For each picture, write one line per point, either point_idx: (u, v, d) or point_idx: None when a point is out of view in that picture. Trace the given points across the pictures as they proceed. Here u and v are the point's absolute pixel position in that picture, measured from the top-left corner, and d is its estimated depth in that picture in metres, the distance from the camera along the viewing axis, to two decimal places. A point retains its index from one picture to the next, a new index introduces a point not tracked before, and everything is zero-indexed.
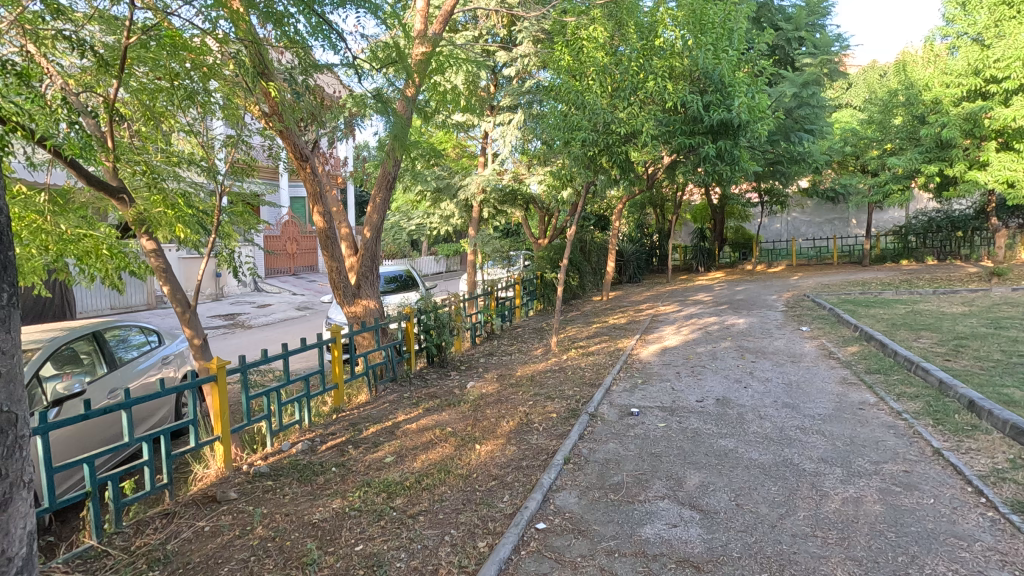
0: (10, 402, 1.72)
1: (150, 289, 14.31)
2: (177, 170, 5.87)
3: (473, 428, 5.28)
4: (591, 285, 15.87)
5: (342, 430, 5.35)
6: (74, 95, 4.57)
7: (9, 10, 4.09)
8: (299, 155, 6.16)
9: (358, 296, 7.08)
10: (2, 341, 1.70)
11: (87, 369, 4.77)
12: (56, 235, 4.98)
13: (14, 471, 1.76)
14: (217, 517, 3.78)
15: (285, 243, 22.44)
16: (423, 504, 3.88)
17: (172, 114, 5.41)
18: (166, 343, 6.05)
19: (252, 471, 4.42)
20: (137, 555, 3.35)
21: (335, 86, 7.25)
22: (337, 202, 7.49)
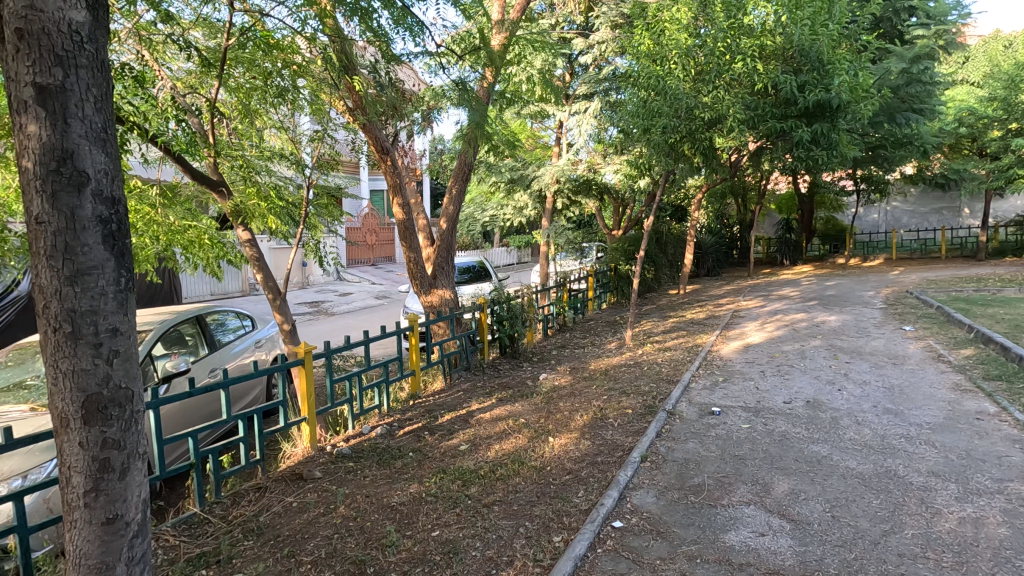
0: (127, 379, 1.85)
1: (245, 277, 15.41)
2: (269, 165, 6.21)
3: (546, 421, 5.25)
4: (667, 278, 15.37)
5: (418, 417, 5.49)
6: (180, 96, 4.91)
7: (126, 20, 4.48)
8: (380, 148, 6.31)
9: (434, 286, 7.22)
10: (120, 322, 1.81)
11: (192, 349, 5.18)
12: (166, 226, 5.44)
13: (131, 443, 1.89)
14: (304, 494, 3.98)
15: (365, 234, 23.42)
16: (497, 495, 3.89)
17: (265, 112, 5.73)
18: (259, 328, 6.46)
19: (335, 452, 4.62)
20: (234, 524, 3.60)
21: (413, 80, 7.57)
22: (415, 195, 7.67)
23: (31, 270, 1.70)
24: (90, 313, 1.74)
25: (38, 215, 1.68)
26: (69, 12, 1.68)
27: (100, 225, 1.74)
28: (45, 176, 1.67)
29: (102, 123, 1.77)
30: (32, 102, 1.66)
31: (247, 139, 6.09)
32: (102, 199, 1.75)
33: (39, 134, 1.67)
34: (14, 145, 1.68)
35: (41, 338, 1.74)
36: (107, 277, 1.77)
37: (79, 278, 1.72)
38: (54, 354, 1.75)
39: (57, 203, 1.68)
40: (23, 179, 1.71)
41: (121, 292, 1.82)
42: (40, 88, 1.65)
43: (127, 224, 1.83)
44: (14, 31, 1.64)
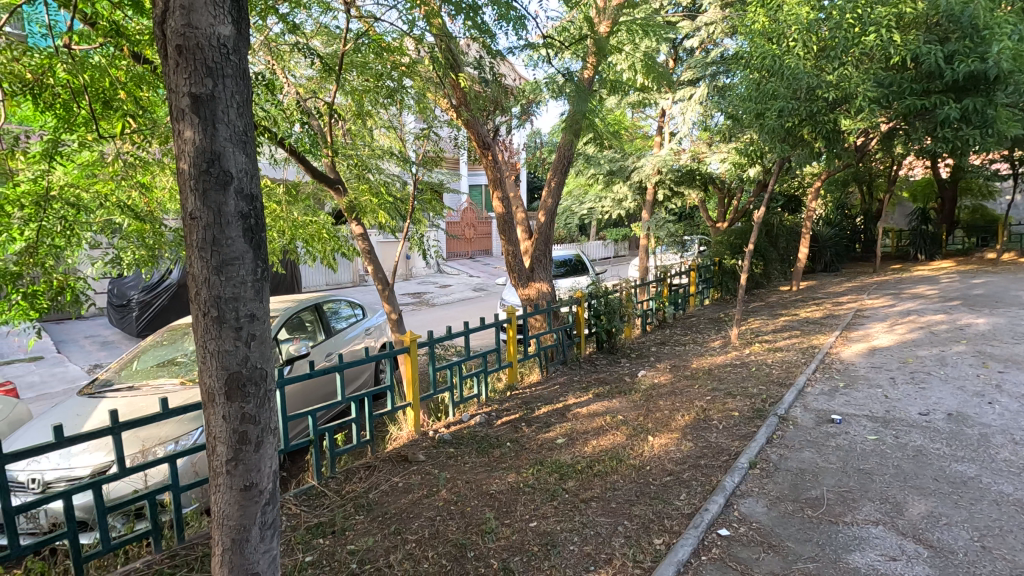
0: (263, 360, 2.03)
1: (355, 269, 16.50)
2: (379, 163, 6.56)
3: (646, 419, 5.10)
4: (778, 274, 14.31)
5: (515, 408, 5.57)
6: (304, 101, 5.29)
7: (258, 34, 4.93)
8: (482, 143, 6.43)
9: (532, 279, 7.26)
10: (256, 307, 1.99)
11: (310, 334, 5.62)
12: (290, 221, 5.95)
13: (264, 418, 2.07)
14: (409, 475, 4.18)
15: (464, 228, 24.13)
16: (595, 491, 3.84)
17: (376, 113, 6.06)
18: (368, 316, 6.88)
19: (437, 438, 4.81)
20: (347, 499, 3.86)
21: (514, 75, 7.73)
22: (514, 189, 7.75)
23: (186, 261, 1.91)
24: (233, 299, 1.93)
25: (192, 212, 1.89)
26: (217, 27, 1.87)
27: (240, 220, 1.92)
28: (197, 176, 1.87)
29: (244, 126, 1.94)
30: (188, 111, 1.86)
31: (359, 139, 6.46)
32: (243, 196, 1.93)
33: (193, 138, 1.86)
34: (174, 149, 1.90)
35: (193, 321, 1.95)
36: (246, 267, 1.94)
37: (224, 268, 1.91)
38: (204, 336, 1.95)
39: (207, 200, 1.87)
40: (180, 179, 1.92)
41: (258, 281, 1.99)
42: (195, 97, 1.85)
43: (264, 218, 2.01)
44: (175, 47, 1.84)
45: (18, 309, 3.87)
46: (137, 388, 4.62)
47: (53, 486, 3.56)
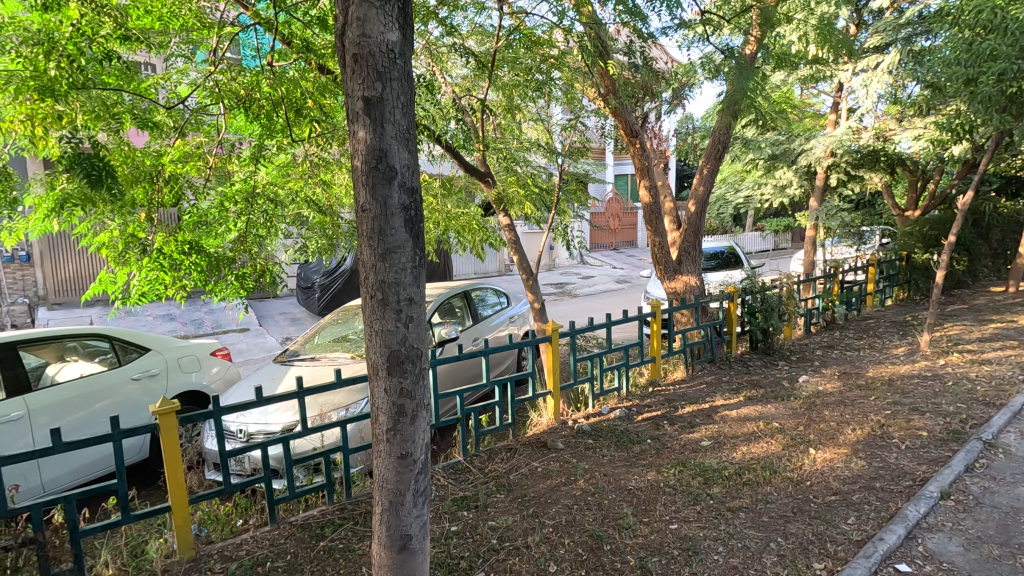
0: (419, 341, 2.19)
1: (502, 259, 17.18)
2: (527, 155, 6.72)
3: (807, 429, 4.61)
4: (988, 272, 11.93)
5: (658, 405, 5.38)
6: (459, 100, 5.58)
7: (420, 40, 5.34)
8: (629, 131, 6.27)
9: (679, 272, 6.92)
10: (413, 291, 2.15)
11: (460, 319, 5.99)
12: (445, 213, 6.39)
13: (419, 394, 2.25)
14: (548, 461, 4.27)
15: (609, 219, 23.80)
16: (744, 500, 3.58)
17: (525, 107, 6.20)
18: (513, 304, 7.12)
19: (576, 427, 4.83)
20: (489, 477, 4.06)
21: (666, 59, 7.41)
22: (663, 178, 7.43)
23: (357, 249, 2.13)
24: (395, 284, 2.11)
25: (363, 205, 2.09)
26: (386, 35, 2.04)
27: (403, 212, 2.10)
28: (367, 172, 2.06)
29: (406, 125, 2.11)
30: (362, 113, 2.06)
31: (509, 133, 6.67)
32: (405, 189, 2.10)
33: (365, 138, 2.06)
34: (350, 148, 2.11)
35: (362, 303, 2.16)
36: (407, 255, 2.12)
37: (389, 255, 2.09)
38: (370, 316, 2.16)
39: (375, 193, 2.06)
40: (354, 176, 2.14)
41: (416, 268, 2.16)
42: (368, 100, 2.04)
43: (422, 210, 2.16)
44: (351, 56, 2.05)
45: (232, 287, 4.68)
46: (317, 359, 5.32)
47: (254, 437, 4.25)
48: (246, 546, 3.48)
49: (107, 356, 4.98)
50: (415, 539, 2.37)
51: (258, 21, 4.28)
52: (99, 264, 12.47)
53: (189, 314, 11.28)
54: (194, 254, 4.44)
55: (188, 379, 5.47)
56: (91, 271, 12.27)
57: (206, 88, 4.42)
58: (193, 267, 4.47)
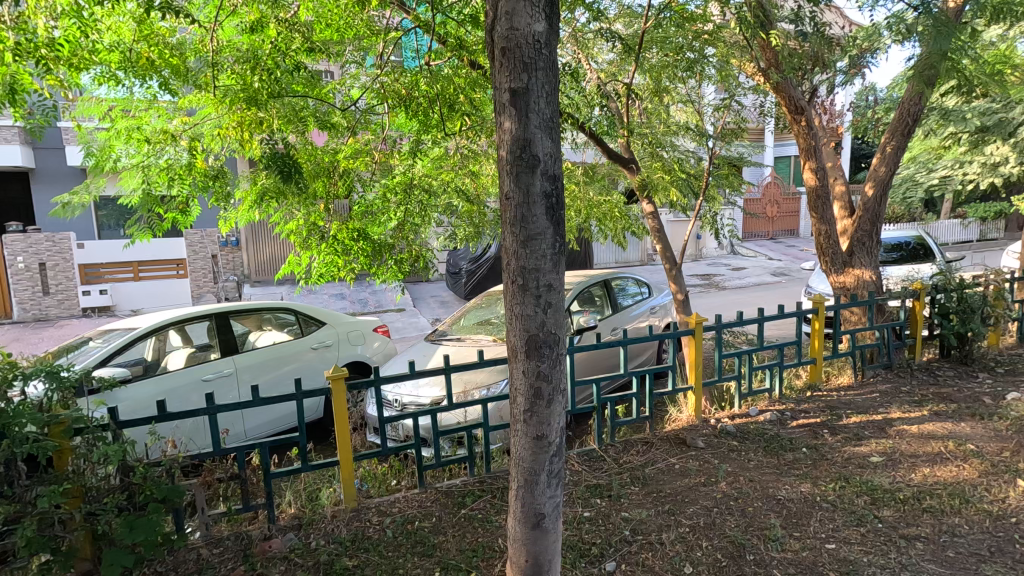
0: (556, 327, 2.23)
1: (644, 248, 16.70)
2: (674, 139, 6.41)
3: (1015, 456, 3.86)
4: None
5: (817, 411, 4.86)
6: (605, 85, 5.50)
7: (567, 28, 5.37)
8: (794, 108, 5.67)
9: (849, 264, 6.13)
10: (552, 278, 2.19)
11: (598, 308, 5.96)
12: (586, 201, 6.37)
13: (556, 378, 2.29)
14: (687, 459, 4.09)
15: (766, 205, 21.78)
16: (922, 529, 3.12)
17: (673, 88, 5.92)
18: (654, 295, 6.90)
19: (719, 428, 4.55)
20: (624, 469, 4.00)
21: (842, 22, 6.54)
22: (833, 158, 6.63)
23: (501, 236, 2.20)
24: (535, 271, 2.16)
25: (507, 193, 2.16)
26: (533, 25, 2.08)
27: (545, 199, 2.14)
28: (512, 161, 2.13)
29: (550, 113, 2.14)
30: (508, 104, 2.12)
31: (655, 117, 6.42)
32: (548, 176, 2.13)
33: (511, 128, 2.12)
34: (495, 139, 2.19)
35: (504, 288, 2.24)
36: (548, 242, 2.16)
37: (530, 242, 2.14)
38: (511, 301, 2.23)
39: (519, 181, 2.12)
40: (499, 165, 2.21)
41: (556, 255, 2.19)
42: (514, 92, 2.10)
43: (564, 198, 2.19)
44: (500, 50, 2.11)
45: (392, 271, 5.17)
46: (463, 340, 5.66)
47: (407, 407, 4.67)
48: (399, 504, 3.86)
49: (293, 327, 5.82)
50: (548, 518, 2.44)
51: (418, 25, 4.62)
52: (289, 248, 14.52)
53: (356, 294, 12.68)
54: (361, 240, 4.99)
55: (355, 351, 6.17)
56: (282, 254, 14.35)
57: (374, 90, 4.90)
58: (360, 252, 5.01)
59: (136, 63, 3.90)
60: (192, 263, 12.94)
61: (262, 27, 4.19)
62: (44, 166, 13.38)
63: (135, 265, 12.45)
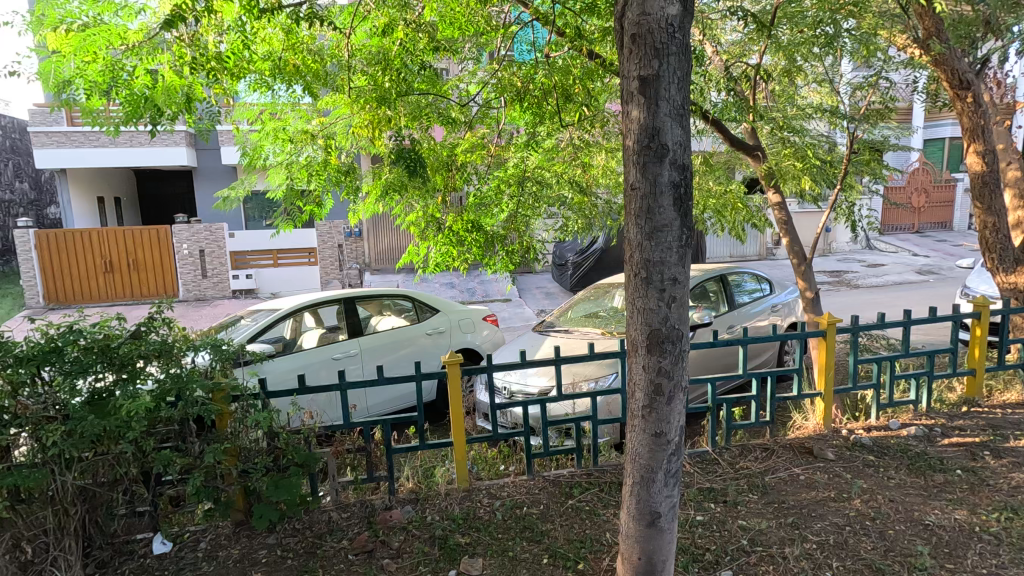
0: (680, 322, 2.15)
1: (763, 241, 15.58)
2: (806, 123, 5.89)
3: None
4: None
5: (975, 429, 4.26)
6: (729, 66, 5.19)
7: None
8: (958, 82, 4.96)
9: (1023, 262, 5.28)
10: (677, 271, 2.11)
11: (713, 304, 5.67)
12: (704, 191, 6.07)
13: (678, 375, 2.22)
14: (813, 471, 3.78)
15: (911, 194, 19.33)
16: None
17: (807, 67, 5.44)
18: (776, 292, 6.42)
19: (852, 439, 4.15)
20: (740, 475, 3.78)
21: None
22: (1006, 140, 5.72)
23: (624, 227, 2.16)
24: (660, 264, 2.10)
25: (632, 183, 2.11)
26: (667, 9, 2.01)
27: (672, 190, 2.07)
28: (639, 151, 2.07)
29: (681, 100, 2.06)
30: (636, 93, 2.07)
31: (784, 99, 5.94)
32: (676, 166, 2.06)
33: (639, 117, 2.06)
34: (621, 128, 2.14)
35: (624, 281, 2.20)
36: (674, 234, 2.09)
37: (655, 234, 2.08)
38: (632, 294, 2.18)
39: (646, 171, 2.07)
40: (624, 156, 2.16)
41: (682, 248, 2.12)
42: (643, 79, 2.04)
43: (692, 188, 2.10)
44: (630, 36, 2.06)
45: (503, 262, 5.30)
46: (571, 332, 5.66)
47: (515, 395, 4.77)
48: (507, 488, 3.97)
49: (409, 313, 6.16)
50: (663, 517, 2.38)
51: (536, 18, 4.64)
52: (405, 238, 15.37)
53: (465, 283, 13.15)
54: (475, 232, 5.15)
55: (465, 338, 6.41)
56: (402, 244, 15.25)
57: (491, 85, 5.02)
58: (474, 244, 5.18)
59: (284, 69, 4.33)
60: (321, 252, 14.12)
61: (392, 30, 4.44)
62: (204, 164, 15.33)
63: (274, 253, 13.95)
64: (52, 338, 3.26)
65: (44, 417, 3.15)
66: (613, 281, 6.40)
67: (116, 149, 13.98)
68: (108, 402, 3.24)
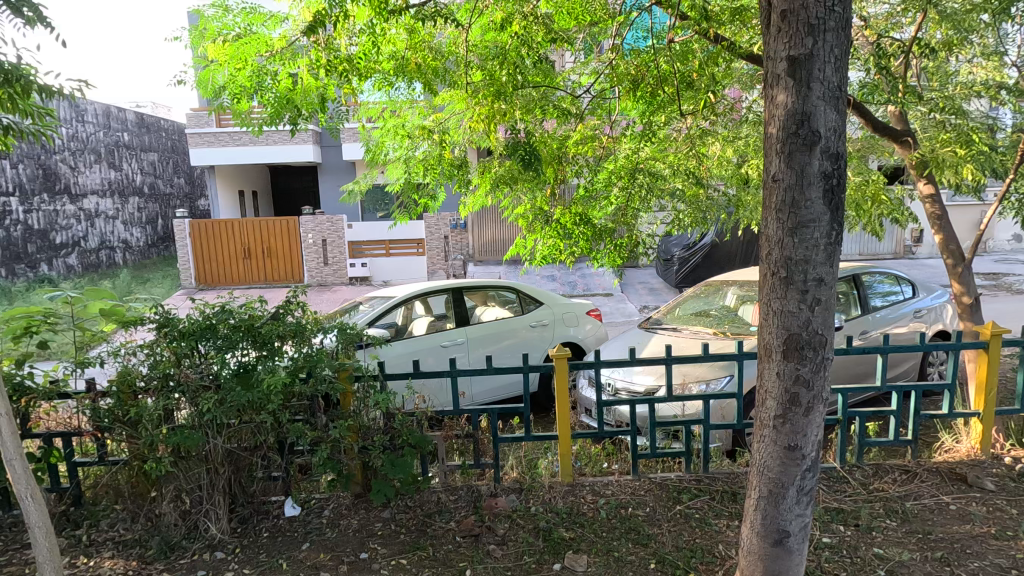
0: (824, 326, 1.97)
1: (899, 238, 13.95)
2: (968, 102, 5.15)
3: None
4: None
5: None
6: (875, 41, 4.66)
7: None
8: None
9: None
10: (823, 271, 1.93)
11: (843, 307, 5.16)
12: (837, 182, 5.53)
13: (818, 386, 2.03)
14: (967, 502, 3.33)
15: None
16: None
17: (973, 38, 4.74)
18: (920, 296, 5.71)
19: (1018, 470, 3.61)
20: (874, 497, 3.40)
21: None
22: None
23: (762, 222, 2.00)
24: (804, 262, 1.92)
25: (775, 173, 1.94)
26: None
27: (823, 180, 1.89)
28: (785, 139, 1.90)
29: (837, 81, 1.87)
30: (784, 75, 1.89)
31: (942, 77, 5.23)
32: (828, 155, 1.87)
33: (786, 101, 1.89)
34: (764, 114, 1.97)
35: (758, 280, 2.05)
36: (823, 230, 1.91)
37: (800, 230, 1.91)
38: (769, 295, 2.02)
39: (792, 161, 1.90)
40: (766, 144, 2.00)
41: (830, 245, 1.93)
42: (793, 59, 1.87)
43: (845, 179, 1.91)
44: (779, 14, 1.89)
45: (610, 256, 5.18)
46: (680, 331, 5.42)
47: (620, 392, 4.65)
48: (612, 487, 3.89)
49: (513, 304, 6.23)
50: (793, 537, 2.20)
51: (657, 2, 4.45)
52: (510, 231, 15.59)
53: (565, 276, 13.12)
54: (583, 225, 5.07)
55: (568, 332, 6.39)
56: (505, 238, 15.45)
57: (605, 74, 4.92)
58: (581, 237, 5.10)
59: (406, 68, 4.52)
60: (430, 243, 14.83)
61: (508, 23, 4.47)
62: (328, 160, 16.59)
63: (386, 243, 14.78)
64: (207, 316, 3.66)
65: (200, 386, 3.55)
66: (725, 278, 5.98)
67: (264, 147, 15.53)
68: (251, 375, 3.59)
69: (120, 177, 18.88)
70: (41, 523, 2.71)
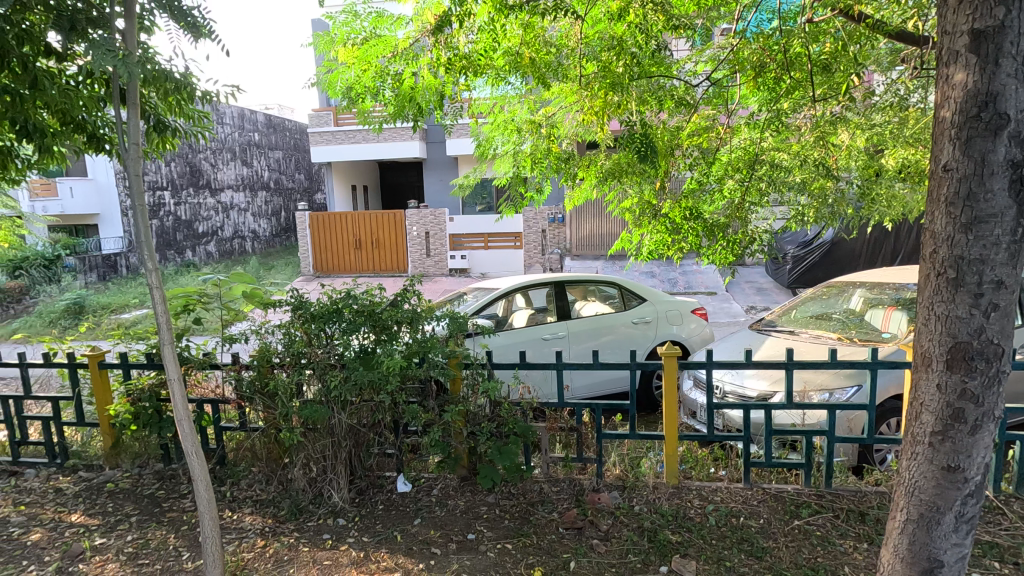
0: (1001, 335, 1.75)
1: None
2: None
3: None
4: None
5: None
6: None
7: None
8: None
9: None
10: (1005, 272, 1.71)
11: None
12: None
13: (989, 402, 1.81)
14: None
15: None
16: None
17: None
18: None
19: None
20: None
21: None
22: None
23: (928, 216, 1.82)
24: (979, 262, 1.72)
25: (947, 162, 1.75)
26: None
27: (1009, 169, 1.67)
28: (963, 122, 1.71)
29: None
30: (965, 51, 1.70)
31: None
32: (1017, 140, 1.66)
33: (965, 81, 1.70)
34: (936, 95, 1.79)
35: (919, 281, 1.87)
36: (1005, 225, 1.69)
37: (976, 225, 1.71)
38: (932, 298, 1.82)
39: (970, 148, 1.70)
40: (936, 129, 1.80)
41: (1015, 243, 1.71)
42: (977, 33, 1.68)
43: None
44: None
45: (722, 253, 4.92)
46: (798, 334, 5.06)
47: (729, 396, 4.43)
48: (721, 494, 3.73)
49: (614, 300, 6.13)
50: (947, 568, 1.99)
51: None
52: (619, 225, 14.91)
53: (665, 273, 12.71)
54: (693, 220, 4.87)
55: (671, 330, 6.19)
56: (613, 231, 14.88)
57: (725, 61, 4.68)
58: (691, 232, 4.92)
59: (519, 63, 4.57)
60: (527, 236, 15.03)
61: (624, 13, 4.36)
62: (433, 156, 17.25)
63: (485, 237, 15.12)
64: (335, 300, 3.95)
65: (328, 363, 3.85)
66: (851, 279, 5.50)
67: (377, 143, 16.49)
68: (372, 357, 3.84)
69: (251, 173, 20.96)
70: (202, 477, 3.09)
